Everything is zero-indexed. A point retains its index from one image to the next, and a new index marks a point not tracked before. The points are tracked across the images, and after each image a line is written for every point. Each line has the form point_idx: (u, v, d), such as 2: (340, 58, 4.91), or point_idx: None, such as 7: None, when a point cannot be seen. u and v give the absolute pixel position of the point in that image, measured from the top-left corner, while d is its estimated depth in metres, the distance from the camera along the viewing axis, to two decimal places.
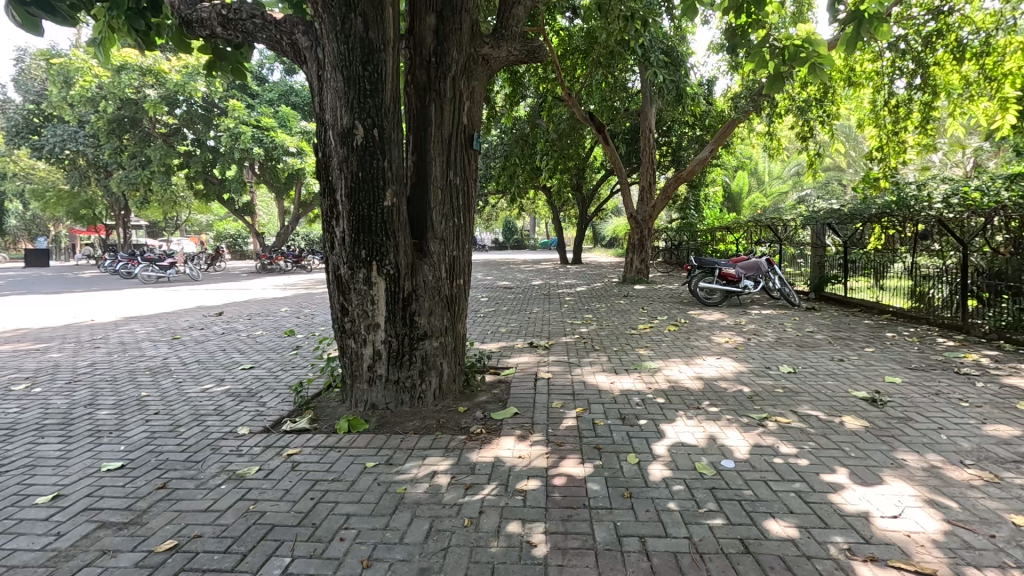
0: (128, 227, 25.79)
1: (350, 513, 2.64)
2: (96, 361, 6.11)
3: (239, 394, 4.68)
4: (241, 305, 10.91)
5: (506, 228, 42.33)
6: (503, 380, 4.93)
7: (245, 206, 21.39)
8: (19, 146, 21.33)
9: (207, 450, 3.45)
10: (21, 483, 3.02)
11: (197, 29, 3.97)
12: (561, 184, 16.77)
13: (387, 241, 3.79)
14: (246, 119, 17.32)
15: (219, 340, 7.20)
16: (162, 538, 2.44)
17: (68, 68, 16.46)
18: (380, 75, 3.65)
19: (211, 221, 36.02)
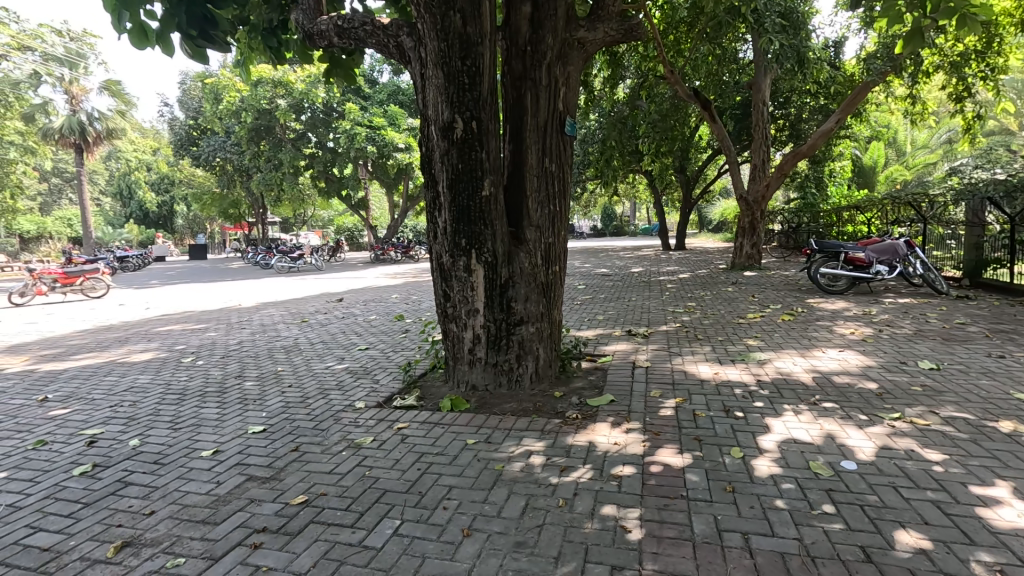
0: (266, 224, 29.26)
1: (452, 485, 2.82)
2: (243, 340, 7.09)
3: (356, 372, 5.17)
4: (358, 292, 11.94)
5: (605, 214, 41.55)
6: (600, 367, 4.90)
7: (360, 202, 23.22)
8: (184, 157, 25.10)
9: (331, 420, 3.88)
10: (190, 439, 3.64)
11: (317, 40, 4.37)
12: (663, 167, 16.03)
13: (484, 229, 3.94)
14: (360, 120, 18.72)
15: (340, 323, 7.98)
16: (294, 493, 2.80)
17: (218, 86, 19.03)
18: (477, 67, 3.77)
19: (332, 217, 39.65)
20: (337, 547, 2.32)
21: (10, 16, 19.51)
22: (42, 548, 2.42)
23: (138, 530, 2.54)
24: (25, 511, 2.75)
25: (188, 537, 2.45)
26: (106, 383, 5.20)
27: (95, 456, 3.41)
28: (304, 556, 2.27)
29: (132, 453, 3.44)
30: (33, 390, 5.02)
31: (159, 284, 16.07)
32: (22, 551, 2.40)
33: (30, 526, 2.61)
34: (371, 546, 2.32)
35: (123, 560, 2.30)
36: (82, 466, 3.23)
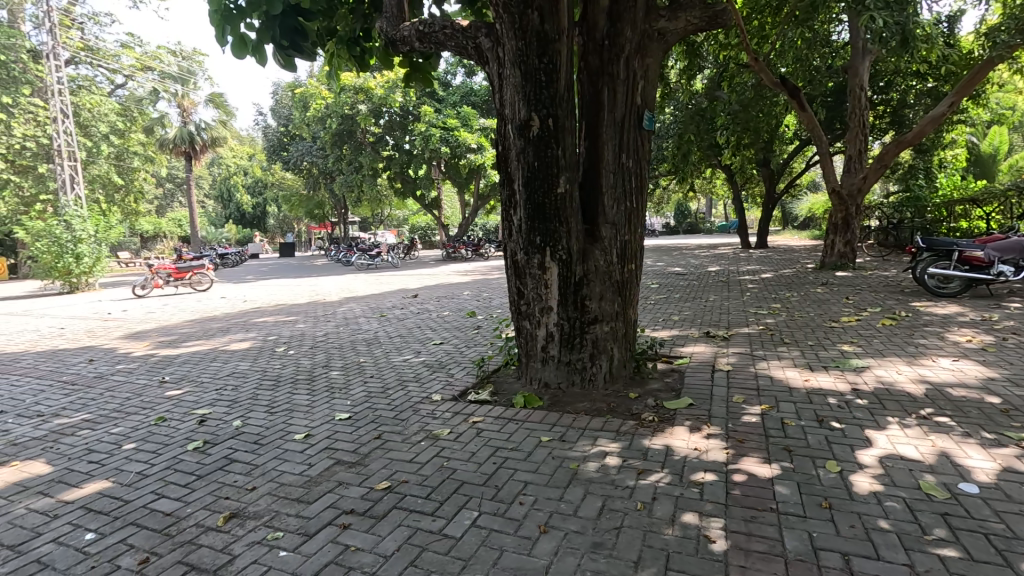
0: (347, 223, 31.00)
1: (528, 481, 2.85)
2: (329, 332, 7.57)
3: (432, 365, 5.36)
4: (431, 289, 12.34)
5: (679, 211, 40.17)
6: (676, 369, 4.74)
7: (433, 201, 23.95)
8: (276, 161, 27.15)
9: (409, 411, 4.05)
10: (285, 422, 3.94)
11: (399, 45, 4.52)
12: (744, 161, 15.17)
13: (559, 226, 3.93)
14: (435, 122, 19.30)
15: (416, 318, 8.29)
16: (378, 479, 2.95)
17: (307, 95, 20.38)
18: (555, 64, 3.76)
19: (406, 216, 41.21)
20: (419, 533, 2.41)
21: (135, 41, 22.05)
22: (165, 512, 2.71)
23: (242, 503, 2.78)
24: (151, 479, 3.10)
25: (285, 513, 2.65)
26: (213, 368, 5.76)
27: (205, 433, 3.78)
28: (388, 540, 2.37)
29: (236, 432, 3.78)
30: (155, 372, 5.66)
31: (255, 279, 17.52)
32: (148, 514, 2.70)
33: (155, 492, 2.93)
34: (451, 535, 2.38)
35: (231, 530, 2.53)
36: (196, 442, 3.59)
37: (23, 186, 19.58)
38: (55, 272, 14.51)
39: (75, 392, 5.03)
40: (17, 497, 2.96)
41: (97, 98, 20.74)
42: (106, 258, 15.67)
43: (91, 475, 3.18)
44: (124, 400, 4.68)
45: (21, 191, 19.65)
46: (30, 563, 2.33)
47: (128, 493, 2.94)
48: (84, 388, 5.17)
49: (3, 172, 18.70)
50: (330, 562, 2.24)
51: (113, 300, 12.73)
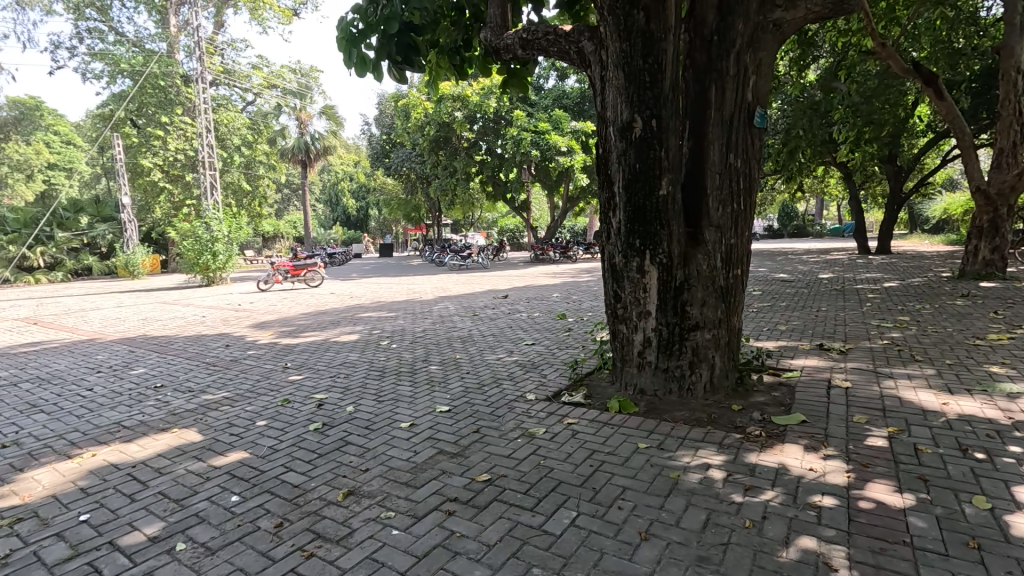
0: (440, 225, 32.40)
1: (626, 486, 2.82)
2: (426, 328, 8.00)
3: (525, 365, 5.47)
4: (522, 290, 12.52)
5: (783, 212, 37.35)
6: (784, 382, 4.43)
7: (523, 204, 24.32)
8: (379, 168, 29.07)
9: (505, 408, 4.16)
10: (391, 411, 4.22)
11: (502, 53, 4.62)
12: (865, 157, 13.71)
13: (660, 229, 3.84)
14: (527, 126, 19.51)
15: (508, 318, 8.50)
16: (478, 471, 3.08)
17: (408, 105, 21.61)
18: (660, 64, 3.69)
19: (495, 219, 42.10)
20: (520, 527, 2.48)
21: (264, 62, 24.75)
22: (293, 484, 3.03)
23: (356, 482, 3.02)
24: (280, 454, 3.47)
25: (395, 495, 2.85)
26: (326, 357, 6.33)
27: (324, 416, 4.17)
28: (490, 530, 2.46)
29: (349, 417, 4.13)
30: (280, 358, 6.35)
31: (357, 277, 18.95)
32: (280, 484, 3.04)
33: (284, 465, 3.29)
34: (550, 531, 2.43)
35: (349, 505, 2.77)
36: (316, 424, 3.97)
37: (174, 192, 22.81)
38: (198, 267, 16.81)
39: (217, 372, 5.78)
40: (177, 458, 3.47)
41: (232, 115, 23.57)
42: (237, 257, 17.77)
43: (233, 446, 3.63)
44: (256, 382, 5.30)
45: (172, 197, 22.89)
46: (190, 516, 2.72)
47: (263, 465, 3.32)
48: (224, 369, 5.93)
49: (160, 180, 21.95)
50: (437, 545, 2.37)
51: (242, 292, 14.43)
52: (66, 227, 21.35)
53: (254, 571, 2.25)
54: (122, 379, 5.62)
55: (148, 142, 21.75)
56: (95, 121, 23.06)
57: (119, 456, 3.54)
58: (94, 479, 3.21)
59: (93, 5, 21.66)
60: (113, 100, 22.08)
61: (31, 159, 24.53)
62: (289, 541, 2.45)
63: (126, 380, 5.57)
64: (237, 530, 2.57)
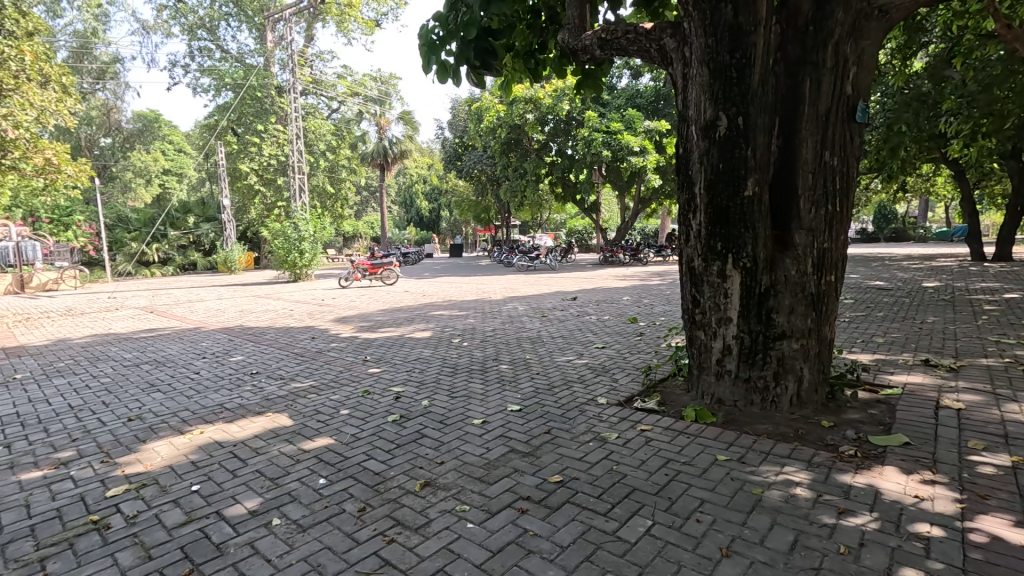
0: (509, 226, 32.77)
1: (704, 499, 2.71)
2: (496, 328, 8.12)
3: (596, 368, 5.41)
4: (591, 292, 12.36)
5: (880, 214, 34.26)
6: (884, 400, 4.06)
7: (593, 205, 24.02)
8: (451, 170, 29.85)
9: (576, 410, 4.14)
10: (463, 407, 4.34)
11: (580, 55, 4.60)
12: (983, 152, 12.22)
13: (745, 232, 3.65)
14: (598, 127, 19.22)
15: (577, 321, 8.43)
16: (550, 471, 3.09)
17: (481, 109, 22.04)
18: (748, 59, 3.51)
19: (564, 220, 41.94)
20: (592, 531, 2.46)
21: (348, 72, 26.24)
22: (374, 471, 3.19)
23: (432, 474, 3.13)
24: (361, 442, 3.66)
25: (470, 489, 2.92)
26: (402, 352, 6.60)
27: (401, 408, 4.36)
28: (563, 532, 2.46)
29: (425, 410, 4.29)
30: (360, 351, 6.71)
31: (430, 276, 19.58)
32: (362, 471, 3.21)
33: (365, 453, 3.47)
34: (625, 538, 2.39)
35: (426, 496, 2.88)
36: (394, 415, 4.16)
37: (268, 195, 24.77)
38: (287, 264, 18.15)
39: (305, 362, 6.22)
40: (272, 440, 3.76)
41: (319, 122, 25.26)
42: (322, 255, 18.96)
43: (320, 432, 3.89)
44: (339, 373, 5.65)
45: (266, 199, 24.84)
46: (284, 494, 2.94)
47: (346, 451, 3.52)
48: (311, 359, 6.36)
49: (256, 184, 23.89)
50: (510, 541, 2.40)
51: (325, 289, 15.39)
52: (177, 227, 23.81)
53: (341, 550, 2.39)
54: (224, 365, 6.20)
55: (246, 149, 23.76)
56: (203, 131, 25.55)
57: (224, 435, 3.90)
58: (203, 454, 3.56)
59: (204, 26, 24.03)
60: (217, 111, 24.37)
61: (150, 165, 27.58)
62: (372, 526, 2.58)
63: (227, 365, 6.13)
64: (325, 510, 2.75)
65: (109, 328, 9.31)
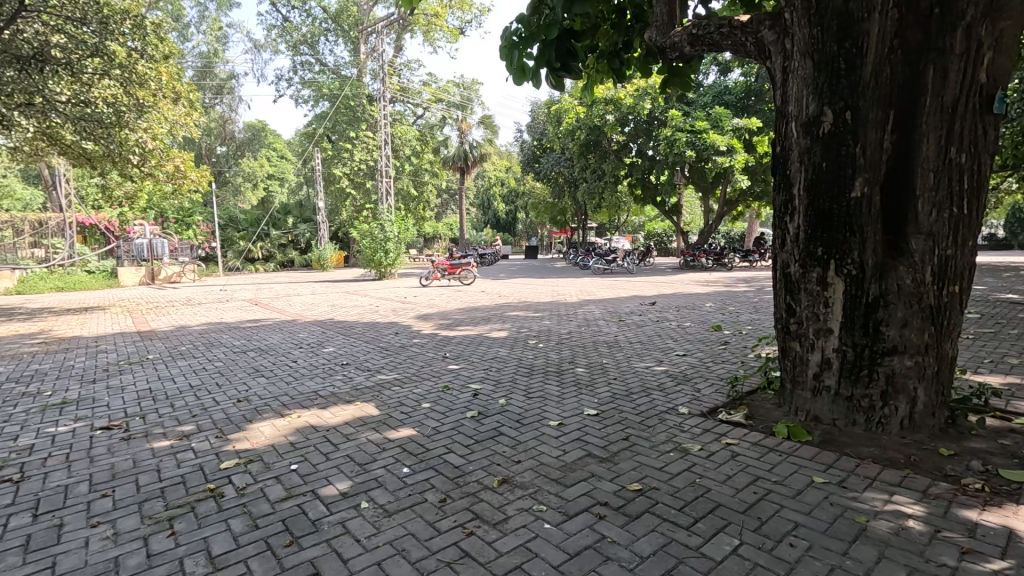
0: (586, 228, 32.47)
1: (799, 522, 2.52)
2: (572, 330, 8.07)
3: (677, 376, 5.21)
4: (670, 297, 11.92)
5: (1013, 218, 29.98)
6: (1018, 430, 3.55)
7: (674, 207, 23.17)
8: (529, 172, 30.07)
9: (656, 419, 4.01)
10: (540, 408, 4.36)
11: (668, 52, 4.44)
12: None
13: (851, 236, 3.35)
14: (682, 126, 18.45)
15: (656, 326, 8.16)
16: (629, 479, 3.02)
17: (560, 111, 22.00)
18: (860, 48, 3.21)
19: (642, 222, 40.78)
20: (674, 544, 2.38)
21: (433, 79, 27.31)
22: (454, 464, 3.30)
23: (510, 472, 3.18)
24: (442, 436, 3.79)
25: (547, 490, 2.93)
26: (479, 350, 6.75)
27: (479, 405, 4.46)
28: (643, 542, 2.40)
29: (502, 409, 4.36)
30: (439, 348, 6.96)
31: (505, 277, 19.87)
32: (443, 463, 3.33)
33: (445, 446, 3.60)
34: (709, 555, 2.28)
35: (504, 493, 2.92)
36: (473, 412, 4.27)
37: (357, 198, 26.35)
38: (373, 263, 19.21)
39: (389, 356, 6.55)
40: (360, 428, 4.00)
41: (405, 128, 26.58)
42: (404, 254, 19.86)
43: (404, 423, 4.08)
44: (420, 368, 5.89)
45: (355, 201, 26.44)
46: (371, 480, 3.12)
47: (428, 443, 3.67)
48: (395, 354, 6.69)
49: (347, 187, 25.53)
50: (588, 546, 2.38)
51: (407, 287, 16.09)
52: (279, 227, 26.02)
53: (424, 537, 2.49)
54: (318, 355, 6.69)
55: (339, 155, 25.47)
56: (303, 139, 27.69)
57: (318, 420, 4.21)
58: (300, 436, 3.86)
59: (306, 42, 26.08)
60: (315, 120, 26.33)
61: (257, 171, 30.38)
62: (452, 517, 2.67)
63: (320, 356, 6.60)
64: (409, 498, 2.88)
65: (221, 317, 10.36)
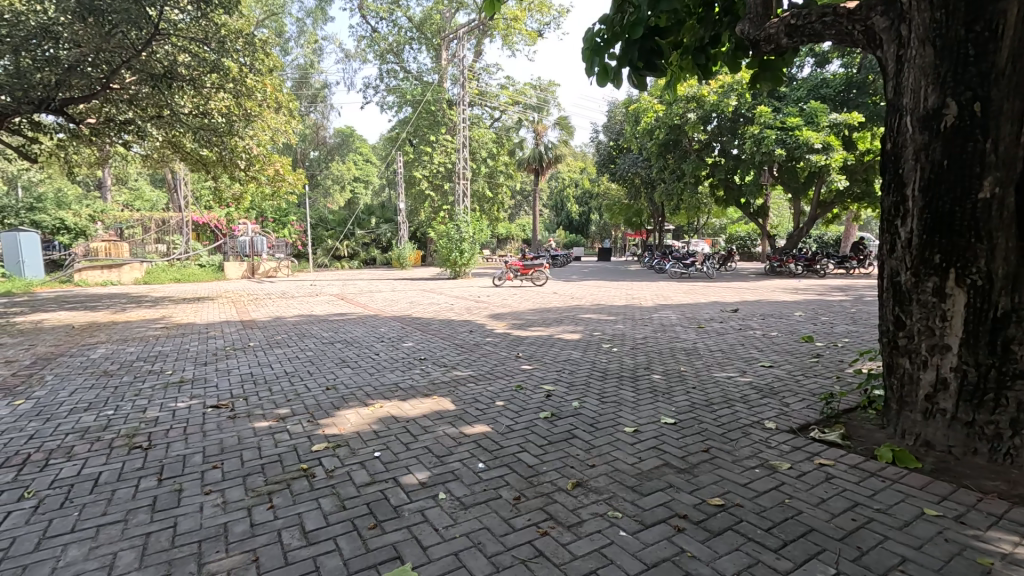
0: (662, 231, 31.47)
1: (906, 557, 2.29)
2: (647, 335, 7.84)
3: (762, 388, 4.91)
4: (755, 305, 11.23)
5: None
6: None
7: (760, 209, 21.85)
8: (604, 173, 29.63)
9: (740, 432, 3.80)
10: (614, 413, 4.28)
11: (763, 46, 4.15)
12: None
13: (977, 242, 2.98)
14: (772, 123, 17.30)
15: (739, 335, 7.75)
16: (711, 493, 2.89)
17: (639, 110, 21.49)
18: (994, 32, 2.85)
19: (724, 225, 38.79)
20: (760, 566, 2.24)
21: (511, 82, 27.73)
22: (528, 463, 3.32)
23: (584, 475, 3.15)
24: (516, 434, 3.84)
25: (622, 497, 2.88)
26: (551, 352, 6.75)
27: (552, 406, 4.46)
28: (726, 560, 2.29)
29: (576, 411, 4.34)
30: (513, 348, 7.04)
31: (578, 279, 19.71)
32: (517, 461, 3.37)
33: (519, 445, 3.63)
34: None
35: (578, 495, 2.91)
36: (546, 413, 4.28)
37: (435, 199, 27.33)
38: (449, 262, 19.82)
39: (465, 353, 6.73)
40: (438, 421, 4.14)
41: (482, 131, 27.26)
42: (478, 255, 20.29)
43: (479, 419, 4.17)
44: (493, 366, 5.99)
45: (434, 203, 27.44)
46: (448, 472, 3.22)
47: (502, 440, 3.73)
48: (470, 351, 6.86)
49: (426, 189, 26.57)
50: (667, 558, 2.31)
51: (480, 286, 16.42)
52: (363, 227, 27.58)
53: (499, 533, 2.53)
54: (398, 349, 7.02)
55: (420, 158, 26.54)
56: (387, 143, 29.13)
57: (399, 411, 4.42)
58: (382, 425, 4.07)
59: (392, 51, 27.41)
60: (398, 125, 27.60)
61: (345, 174, 32.43)
62: (526, 515, 2.69)
63: (399, 350, 6.92)
64: (484, 493, 2.94)
65: (311, 310, 11.14)
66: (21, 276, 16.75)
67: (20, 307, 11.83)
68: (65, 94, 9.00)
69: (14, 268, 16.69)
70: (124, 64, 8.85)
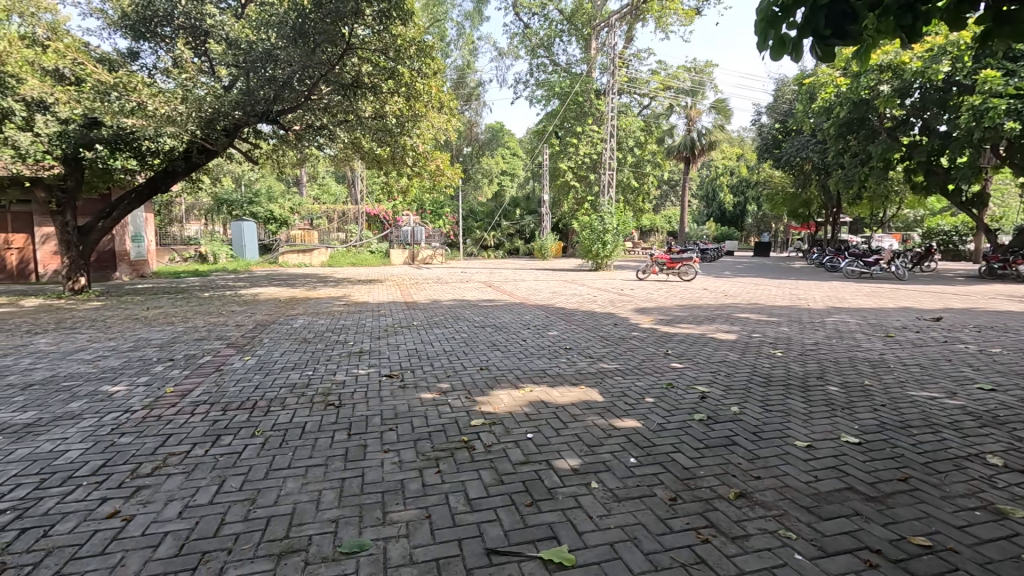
0: (837, 223, 27.51)
1: None
2: (820, 341, 6.94)
3: (980, 415, 4.03)
4: (967, 314, 9.21)
5: None
6: None
7: (975, 197, 17.86)
8: (766, 159, 26.82)
9: (950, 465, 3.18)
10: (781, 424, 3.87)
11: None
12: None
13: None
14: (1002, 90, 13.63)
15: (945, 348, 6.44)
16: (912, 530, 2.46)
17: (815, 85, 18.96)
18: None
19: (921, 216, 32.50)
20: None
21: (663, 66, 26.49)
22: (683, 465, 3.17)
23: (747, 487, 2.91)
24: (669, 434, 3.69)
25: (796, 516, 2.60)
26: (704, 351, 6.32)
27: (708, 408, 4.20)
28: None
29: (734, 417, 4.02)
30: (662, 344, 6.76)
31: (731, 275, 18.25)
32: (671, 461, 3.24)
33: (673, 445, 3.48)
34: None
35: (742, 507, 2.69)
36: (701, 415, 4.05)
37: (579, 190, 27.36)
38: (590, 254, 19.76)
39: (611, 346, 6.66)
40: (586, 411, 4.16)
41: (630, 119, 26.58)
42: (622, 247, 19.80)
43: (628, 413, 4.09)
44: (641, 361, 5.83)
45: (577, 194, 27.49)
46: (599, 462, 3.22)
47: (654, 438, 3.61)
48: (616, 344, 6.77)
49: (571, 180, 26.74)
50: None
51: (624, 279, 16.05)
52: (509, 218, 28.80)
53: (656, 531, 2.47)
54: (545, 337, 7.21)
55: (565, 149, 26.72)
56: (534, 137, 29.88)
57: (548, 396, 4.55)
58: (533, 408, 4.23)
59: (543, 45, 27.91)
60: (546, 118, 28.04)
61: (494, 168, 34.18)
62: (684, 518, 2.58)
63: (546, 338, 7.09)
64: (637, 488, 2.88)
65: (464, 295, 12.00)
66: (243, 256, 20.79)
67: (243, 282, 14.69)
68: (280, 106, 10.88)
69: (239, 251, 20.75)
70: (322, 76, 10.41)
